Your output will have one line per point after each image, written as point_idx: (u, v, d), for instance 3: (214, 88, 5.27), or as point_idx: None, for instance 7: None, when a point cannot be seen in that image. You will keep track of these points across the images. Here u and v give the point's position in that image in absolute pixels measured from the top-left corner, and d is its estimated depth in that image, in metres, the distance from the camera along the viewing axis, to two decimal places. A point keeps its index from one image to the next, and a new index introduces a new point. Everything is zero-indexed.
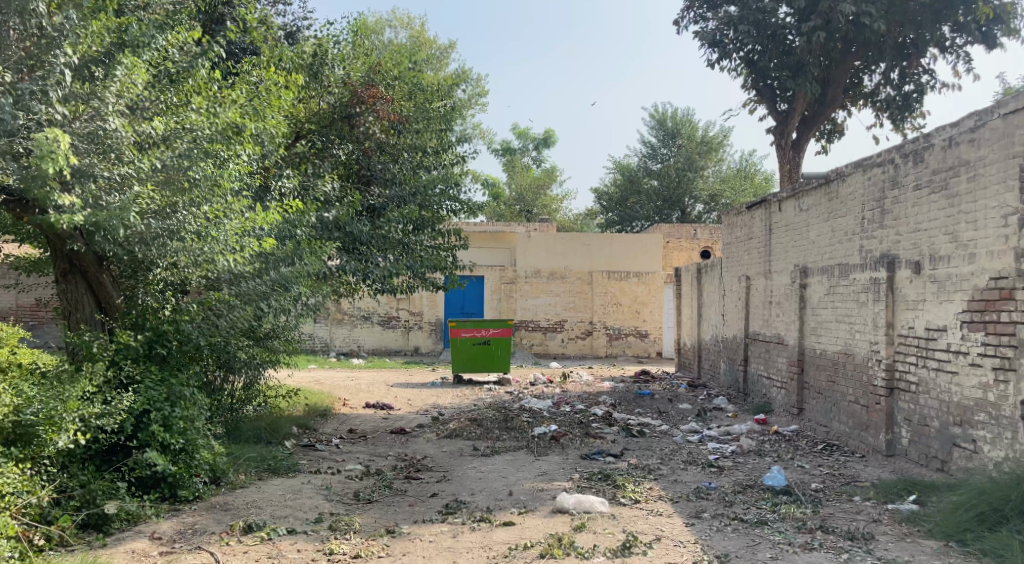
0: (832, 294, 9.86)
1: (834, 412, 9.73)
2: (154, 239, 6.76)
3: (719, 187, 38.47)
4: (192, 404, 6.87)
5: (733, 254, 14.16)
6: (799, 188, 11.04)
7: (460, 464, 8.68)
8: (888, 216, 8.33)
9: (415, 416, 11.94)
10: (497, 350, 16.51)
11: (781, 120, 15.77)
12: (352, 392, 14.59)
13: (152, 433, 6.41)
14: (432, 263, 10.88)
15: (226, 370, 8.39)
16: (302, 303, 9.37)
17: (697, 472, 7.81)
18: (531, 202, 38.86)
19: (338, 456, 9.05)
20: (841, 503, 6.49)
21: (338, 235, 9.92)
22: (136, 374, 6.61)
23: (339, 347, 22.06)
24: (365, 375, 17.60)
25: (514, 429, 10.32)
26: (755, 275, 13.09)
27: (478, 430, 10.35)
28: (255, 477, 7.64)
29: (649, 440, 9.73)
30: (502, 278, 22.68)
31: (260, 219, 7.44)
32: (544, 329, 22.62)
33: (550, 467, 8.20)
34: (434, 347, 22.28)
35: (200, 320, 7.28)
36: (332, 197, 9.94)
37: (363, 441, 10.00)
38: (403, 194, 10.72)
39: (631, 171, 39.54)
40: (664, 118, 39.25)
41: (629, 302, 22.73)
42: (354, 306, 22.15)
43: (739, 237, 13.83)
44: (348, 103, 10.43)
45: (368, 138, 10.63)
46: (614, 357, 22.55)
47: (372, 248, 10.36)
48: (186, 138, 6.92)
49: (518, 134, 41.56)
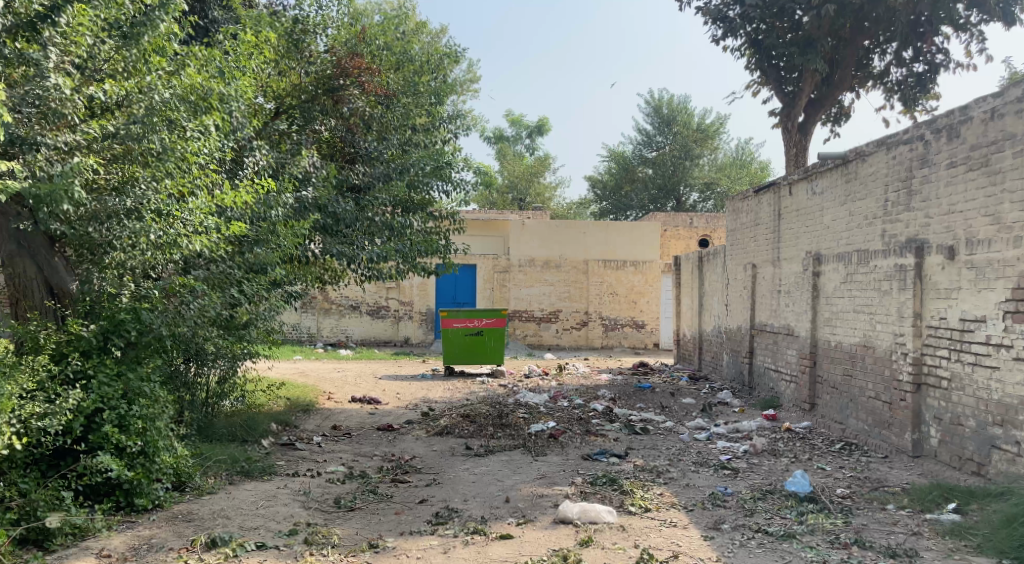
0: (849, 282, 9.19)
1: (850, 409, 9.07)
2: (108, 218, 6.26)
3: (715, 175, 37.84)
4: (153, 401, 6.24)
5: (738, 241, 13.52)
6: (811, 170, 10.40)
7: (452, 465, 8.02)
8: (916, 197, 7.71)
9: (403, 411, 11.28)
10: (491, 341, 15.82)
11: (787, 102, 15.12)
12: (338, 384, 13.91)
13: (106, 434, 5.82)
14: (422, 248, 10.20)
15: (195, 363, 7.71)
16: (279, 291, 8.67)
17: (709, 475, 7.17)
18: (524, 190, 38.20)
19: (319, 456, 8.36)
20: (873, 512, 5.87)
21: (319, 217, 9.22)
22: (88, 367, 5.99)
23: (326, 337, 21.39)
24: (353, 366, 16.94)
25: (509, 425, 9.67)
26: (762, 263, 12.44)
27: (471, 427, 9.70)
28: (226, 481, 6.98)
29: (654, 439, 9.07)
30: (495, 267, 22.01)
31: (229, 197, 6.89)
32: (538, 319, 21.97)
33: (550, 470, 7.55)
34: (424, 338, 21.63)
35: (162, 308, 6.56)
36: (312, 176, 9.21)
37: (347, 439, 9.32)
38: (389, 173, 10.02)
39: (625, 160, 38.83)
40: (659, 105, 38.55)
41: (625, 291, 22.09)
42: (342, 295, 21.47)
43: (744, 223, 13.20)
44: (331, 75, 9.87)
45: (354, 113, 9.94)
46: (611, 349, 21.92)
47: (357, 231, 9.67)
48: (143, 102, 6.38)
49: (511, 121, 40.86)
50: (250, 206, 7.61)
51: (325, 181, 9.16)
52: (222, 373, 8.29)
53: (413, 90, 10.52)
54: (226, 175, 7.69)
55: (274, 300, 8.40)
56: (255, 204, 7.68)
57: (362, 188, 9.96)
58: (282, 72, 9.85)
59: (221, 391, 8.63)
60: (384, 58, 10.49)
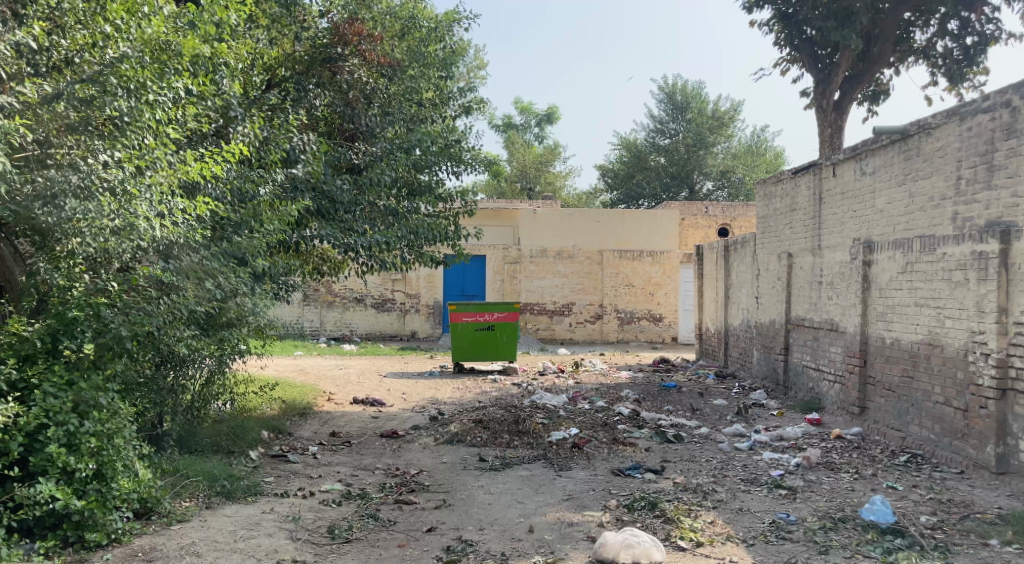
0: (908, 272, 8.08)
1: (910, 415, 7.96)
2: (54, 195, 5.47)
3: (730, 163, 36.71)
4: (110, 415, 5.49)
5: (770, 228, 12.48)
6: (858, 148, 9.32)
7: (465, 482, 7.05)
8: (999, 173, 6.74)
9: (410, 415, 10.31)
10: (502, 336, 14.84)
11: (820, 79, 13.95)
12: (340, 383, 12.95)
13: (51, 455, 5.09)
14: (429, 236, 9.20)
15: (170, 367, 6.80)
16: (263, 283, 7.69)
17: (762, 497, 6.17)
18: (533, 179, 37.19)
19: (313, 471, 7.40)
20: (974, 549, 4.90)
21: (311, 200, 8.26)
22: (30, 377, 5.26)
23: (330, 331, 20.47)
24: (357, 363, 16.00)
25: (526, 433, 8.68)
26: (799, 251, 11.41)
27: (483, 435, 8.73)
28: (202, 506, 6.08)
29: (690, 450, 8.09)
30: (505, 258, 20.98)
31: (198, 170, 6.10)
32: (550, 312, 20.98)
33: (578, 490, 6.59)
34: (432, 332, 20.67)
35: (125, 305, 5.76)
36: (300, 153, 8.24)
37: (346, 449, 8.36)
38: (392, 151, 9.04)
39: (637, 148, 37.73)
40: (673, 91, 37.47)
41: (641, 283, 21.03)
42: (345, 287, 20.51)
43: (778, 209, 12.15)
44: (327, 43, 8.90)
45: (353, 86, 9.03)
46: (626, 343, 20.92)
47: (357, 217, 8.71)
48: (96, 61, 5.76)
49: (520, 109, 39.78)
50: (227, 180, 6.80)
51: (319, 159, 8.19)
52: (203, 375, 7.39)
53: (418, 62, 9.71)
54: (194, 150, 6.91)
55: (259, 290, 7.51)
56: (233, 179, 6.86)
57: (361, 168, 8.93)
58: (274, 41, 8.90)
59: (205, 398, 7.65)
60: (386, 25, 9.47)
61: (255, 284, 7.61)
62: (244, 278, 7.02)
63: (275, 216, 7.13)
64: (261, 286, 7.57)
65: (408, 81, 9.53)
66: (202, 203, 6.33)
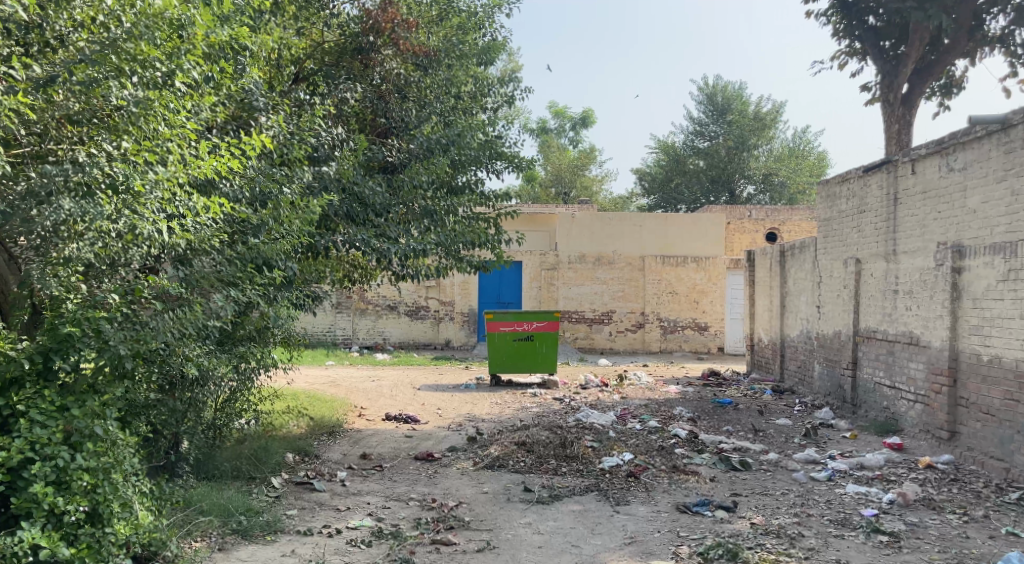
0: (1011, 280, 7.15)
1: (1016, 444, 7.01)
2: (47, 193, 4.79)
3: (773, 165, 35.46)
4: (109, 445, 4.82)
5: (835, 232, 11.55)
6: (944, 140, 8.38)
7: (511, 518, 6.27)
8: None
9: (446, 434, 9.52)
10: (542, 347, 14.02)
11: (886, 70, 12.94)
12: (372, 396, 12.23)
13: (36, 496, 4.44)
14: (466, 240, 8.41)
15: (182, 388, 6.10)
16: (286, 292, 6.97)
17: (860, 544, 5.29)
18: (569, 183, 36.38)
19: (341, 502, 6.66)
20: None
21: (340, 201, 7.51)
22: (16, 404, 4.58)
23: (362, 340, 19.82)
24: (390, 373, 15.29)
25: (575, 458, 7.87)
26: (869, 257, 10.47)
27: (527, 460, 7.93)
28: (214, 549, 5.37)
29: (761, 481, 7.21)
30: (542, 264, 20.20)
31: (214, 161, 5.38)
32: (589, 321, 20.13)
33: (641, 531, 5.78)
34: (467, 340, 19.90)
35: (125, 319, 5.03)
36: (328, 149, 7.50)
37: (378, 475, 7.60)
38: (429, 147, 8.30)
39: (675, 151, 36.76)
40: (713, 92, 36.64)
41: (686, 291, 20.04)
42: (378, 294, 19.87)
43: (844, 211, 11.21)
44: (358, 32, 8.30)
45: (386, 78, 8.44)
46: (670, 353, 19.96)
47: (389, 220, 7.97)
48: (97, 38, 5.00)
49: (554, 112, 39.02)
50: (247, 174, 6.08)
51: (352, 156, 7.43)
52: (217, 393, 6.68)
53: (456, 51, 8.90)
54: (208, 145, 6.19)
55: (280, 300, 6.79)
56: (252, 175, 6.14)
57: (395, 168, 8.27)
58: (303, 32, 8.40)
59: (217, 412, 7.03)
60: (421, 10, 8.77)
61: (278, 291, 6.87)
62: (262, 286, 6.30)
63: (300, 216, 6.43)
64: (286, 296, 6.85)
65: (445, 71, 8.78)
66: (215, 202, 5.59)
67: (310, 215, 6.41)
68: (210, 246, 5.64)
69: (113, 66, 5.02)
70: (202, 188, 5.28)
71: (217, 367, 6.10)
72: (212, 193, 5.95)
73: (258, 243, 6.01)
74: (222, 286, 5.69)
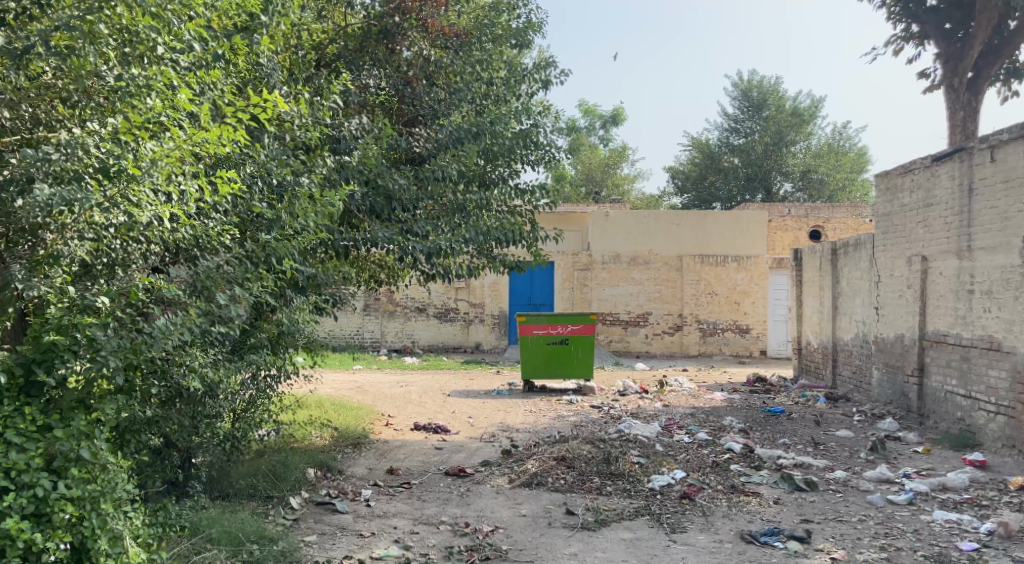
0: None
1: None
2: (28, 180, 4.12)
3: (811, 161, 34.37)
4: (98, 470, 4.20)
5: (896, 228, 10.89)
6: None
7: (555, 547, 5.58)
8: None
9: (479, 447, 8.82)
10: (578, 352, 13.25)
11: (948, 55, 12.12)
12: (400, 404, 11.60)
13: (10, 532, 3.81)
14: (500, 236, 7.72)
15: (187, 401, 5.50)
16: (301, 293, 6.32)
17: None
18: (600, 182, 35.65)
19: (365, 526, 6.01)
20: None
21: (364, 193, 6.85)
22: None
23: (391, 343, 19.24)
24: (418, 378, 14.64)
25: (621, 475, 7.15)
26: (938, 254, 9.74)
27: (568, 477, 7.22)
28: None
29: (833, 505, 6.46)
30: (575, 264, 19.45)
31: (220, 140, 4.73)
32: (625, 323, 19.38)
33: None
34: (498, 343, 19.23)
35: (120, 325, 4.35)
36: (349, 137, 6.83)
37: (406, 493, 6.94)
38: (459, 135, 7.64)
39: (709, 148, 35.86)
40: (748, 88, 35.83)
41: (726, 291, 19.21)
42: (407, 296, 19.29)
43: (907, 205, 10.55)
44: (383, 13, 7.62)
45: (413, 64, 7.76)
46: (709, 357, 19.11)
47: (416, 215, 7.31)
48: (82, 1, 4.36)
49: (585, 111, 38.30)
50: (258, 161, 5.42)
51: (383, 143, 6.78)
52: (223, 404, 6.07)
53: (489, 34, 8.26)
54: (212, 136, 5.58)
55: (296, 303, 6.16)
56: (265, 161, 5.48)
57: (423, 158, 7.62)
58: (323, 14, 7.79)
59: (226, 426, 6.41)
60: None
61: (293, 293, 6.23)
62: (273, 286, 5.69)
63: (319, 208, 5.77)
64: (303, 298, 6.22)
65: (478, 55, 8.12)
66: (222, 187, 4.90)
67: (331, 205, 5.73)
68: (217, 240, 4.96)
69: (101, 35, 4.38)
70: (209, 172, 4.63)
71: (224, 379, 5.46)
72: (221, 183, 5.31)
73: (270, 236, 5.35)
74: (230, 285, 5.03)
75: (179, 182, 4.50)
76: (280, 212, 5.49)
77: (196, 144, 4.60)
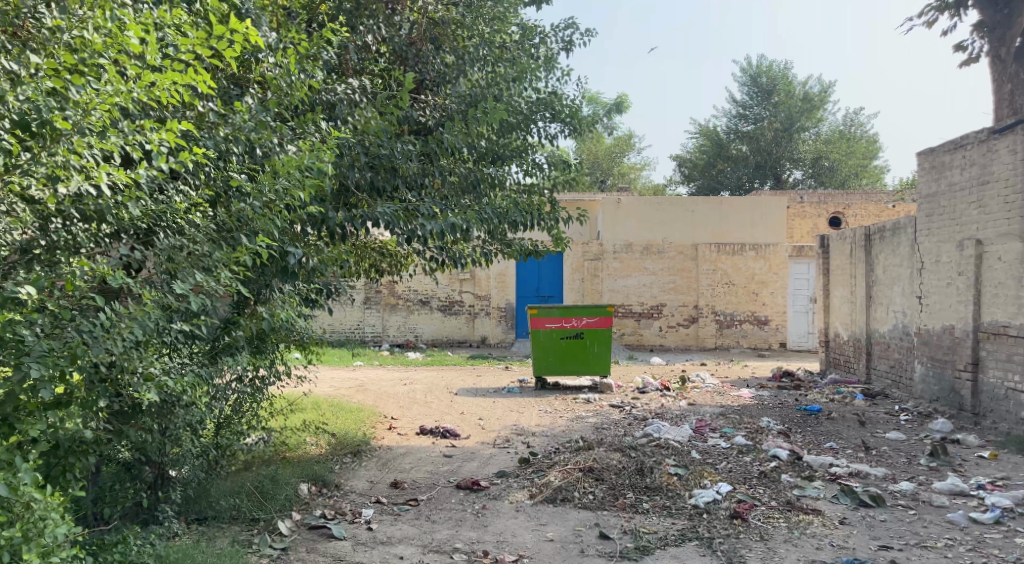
0: None
1: None
2: None
3: (822, 147, 33.39)
4: (21, 510, 3.34)
5: (942, 209, 10.14)
6: None
7: None
8: None
9: (492, 455, 7.92)
10: (593, 346, 12.34)
11: (994, 23, 11.22)
12: (403, 404, 10.71)
13: None
14: (516, 219, 6.82)
15: (152, 413, 4.61)
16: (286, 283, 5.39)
17: None
18: (605, 171, 34.75)
19: (366, 556, 5.13)
20: None
21: (365, 167, 5.93)
22: None
23: (393, 338, 18.37)
24: (422, 376, 13.75)
25: (657, 489, 6.27)
26: (995, 237, 9.07)
27: (597, 491, 6.32)
28: None
29: (909, 525, 5.56)
30: (585, 254, 18.56)
31: (177, 89, 3.82)
32: (638, 315, 18.48)
33: None
34: (505, 337, 18.35)
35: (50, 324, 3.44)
36: (344, 104, 5.92)
37: (414, 512, 6.06)
38: (468, 104, 6.72)
39: (717, 136, 34.93)
40: (757, 73, 34.83)
41: (743, 281, 18.28)
42: (410, 288, 18.42)
43: (956, 183, 9.83)
44: None
45: (414, 24, 6.85)
46: (727, 350, 18.22)
47: (422, 195, 6.40)
48: None
49: (589, 98, 37.34)
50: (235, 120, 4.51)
51: (394, 108, 5.88)
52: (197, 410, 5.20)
53: None
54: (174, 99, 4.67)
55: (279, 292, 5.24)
56: (242, 120, 4.56)
57: (430, 130, 6.67)
58: None
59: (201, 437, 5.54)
60: None
61: (279, 280, 5.31)
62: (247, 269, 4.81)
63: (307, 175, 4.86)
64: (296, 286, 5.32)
65: (488, 16, 7.20)
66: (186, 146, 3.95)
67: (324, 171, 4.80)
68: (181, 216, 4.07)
69: None
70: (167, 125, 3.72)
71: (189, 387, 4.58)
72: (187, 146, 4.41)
73: (249, 208, 4.43)
74: (197, 270, 4.13)
75: (121, 139, 3.60)
76: (261, 180, 4.58)
77: (145, 92, 3.69)
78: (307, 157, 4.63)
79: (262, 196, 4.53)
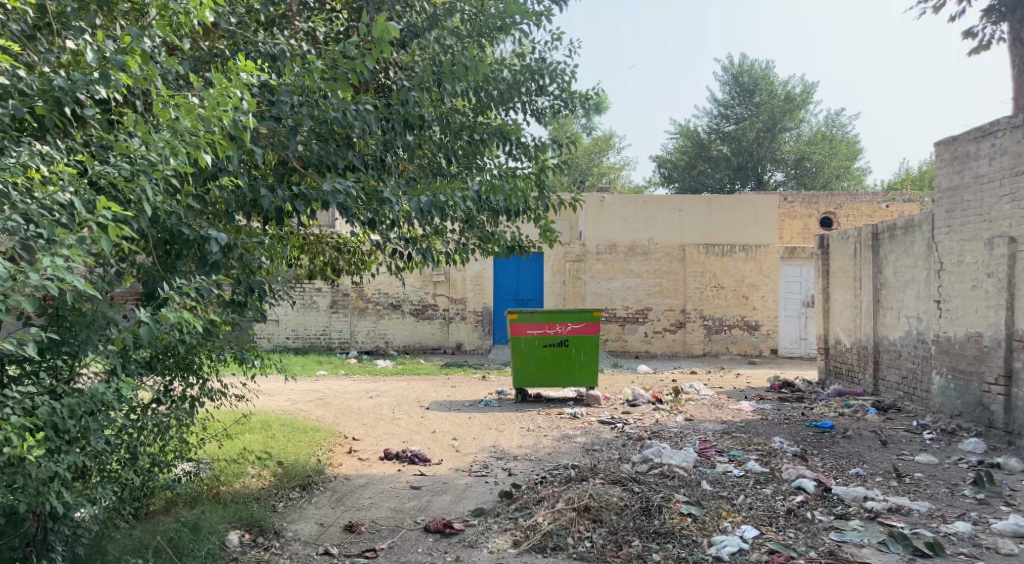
0: None
1: None
2: None
3: (804, 148, 32.50)
4: None
5: (965, 203, 9.19)
6: None
7: None
8: None
9: (467, 486, 6.76)
10: (579, 355, 11.23)
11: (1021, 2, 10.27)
12: (368, 421, 9.54)
13: None
14: (496, 207, 5.69)
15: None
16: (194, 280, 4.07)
17: None
18: (584, 171, 33.67)
19: None
20: None
21: (309, 133, 4.76)
22: None
23: (362, 344, 17.15)
24: (391, 386, 12.59)
25: (666, 534, 5.21)
26: None
27: (595, 537, 5.24)
28: None
29: None
30: (567, 255, 17.50)
31: None
32: (622, 320, 17.44)
33: None
34: (481, 343, 17.21)
35: None
36: (282, 56, 4.80)
37: None
38: (437, 66, 5.60)
39: (698, 136, 33.95)
40: (739, 72, 33.95)
41: (733, 284, 17.28)
42: (379, 291, 17.23)
43: (983, 173, 8.89)
44: None
45: None
46: (715, 357, 17.19)
47: (377, 174, 5.28)
48: None
49: None
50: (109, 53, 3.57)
51: (349, 62, 4.74)
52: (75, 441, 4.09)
53: None
54: (43, 43, 3.83)
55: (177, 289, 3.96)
56: (117, 52, 3.65)
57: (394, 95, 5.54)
58: None
59: (84, 473, 4.37)
60: None
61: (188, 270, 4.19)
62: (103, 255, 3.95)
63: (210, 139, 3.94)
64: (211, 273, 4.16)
65: None
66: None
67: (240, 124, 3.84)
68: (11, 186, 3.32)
69: None
70: None
71: (11, 433, 3.47)
72: (47, 98, 3.58)
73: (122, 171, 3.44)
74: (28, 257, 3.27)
75: None
76: (143, 136, 3.66)
77: None
78: (205, 102, 3.72)
79: (141, 156, 3.60)
